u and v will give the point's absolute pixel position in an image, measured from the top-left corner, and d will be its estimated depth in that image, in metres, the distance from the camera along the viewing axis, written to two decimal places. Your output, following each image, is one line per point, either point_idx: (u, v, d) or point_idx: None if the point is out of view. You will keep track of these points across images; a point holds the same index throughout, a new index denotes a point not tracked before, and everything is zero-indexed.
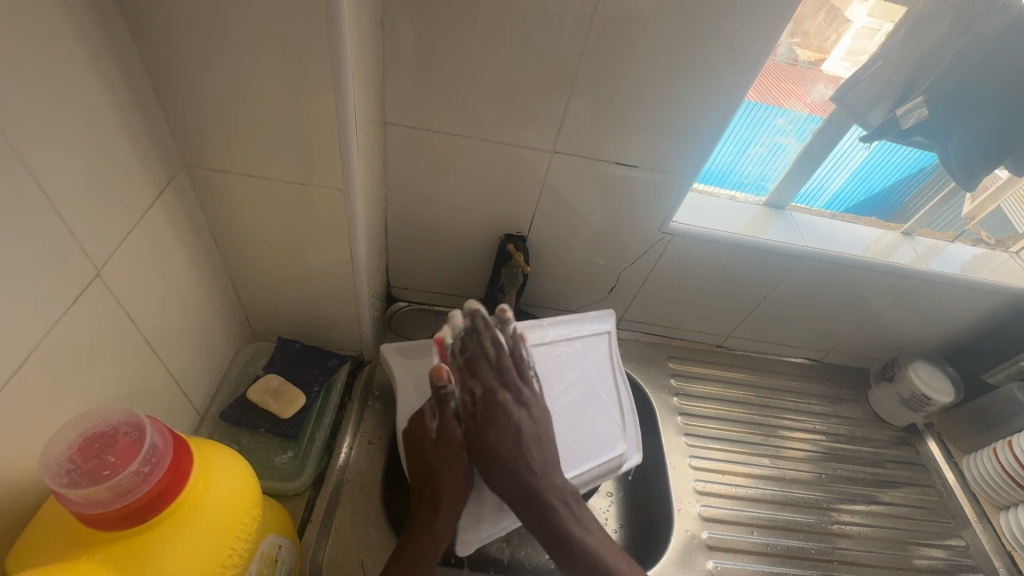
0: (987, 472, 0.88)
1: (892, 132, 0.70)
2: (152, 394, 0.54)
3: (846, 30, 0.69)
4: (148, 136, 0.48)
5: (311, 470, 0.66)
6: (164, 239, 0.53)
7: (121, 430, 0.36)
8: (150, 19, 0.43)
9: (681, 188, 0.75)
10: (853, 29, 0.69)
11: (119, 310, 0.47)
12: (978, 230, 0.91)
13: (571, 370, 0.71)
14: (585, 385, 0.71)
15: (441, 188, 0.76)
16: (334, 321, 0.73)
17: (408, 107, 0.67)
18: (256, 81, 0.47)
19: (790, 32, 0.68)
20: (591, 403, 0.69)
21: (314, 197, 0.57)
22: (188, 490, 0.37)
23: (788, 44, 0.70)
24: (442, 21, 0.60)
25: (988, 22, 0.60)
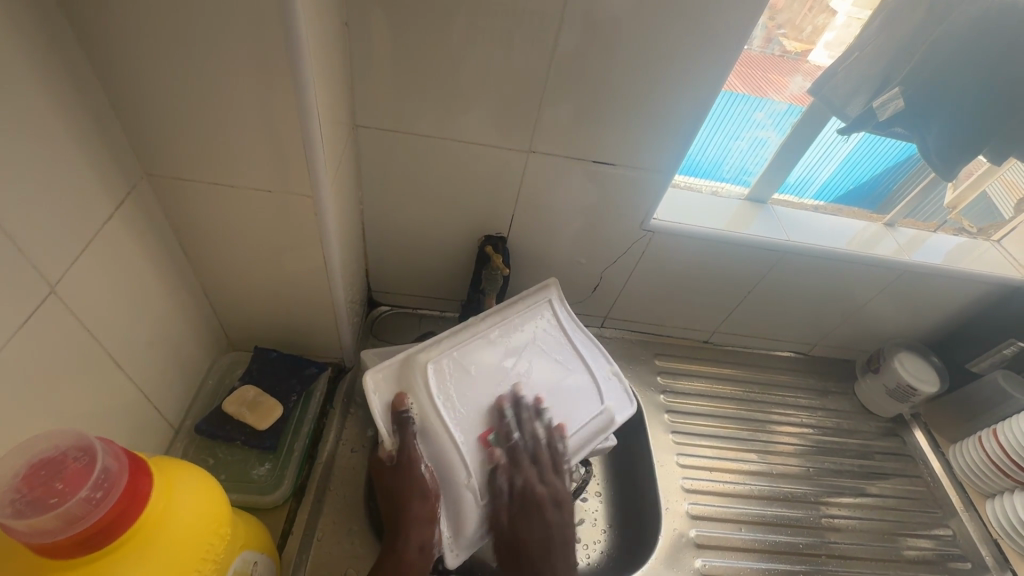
0: (972, 461, 0.89)
1: (870, 123, 0.70)
2: (119, 411, 0.53)
3: (830, 22, 0.69)
4: (102, 146, 0.46)
5: (290, 482, 0.65)
6: (126, 252, 0.51)
7: (71, 454, 0.34)
8: (98, 26, 0.42)
9: (660, 185, 0.74)
10: (838, 20, 0.68)
11: (80, 327, 0.46)
12: (960, 219, 0.91)
13: (523, 349, 0.67)
14: (548, 354, 0.68)
15: (418, 191, 0.75)
16: (312, 328, 0.72)
17: (379, 109, 0.66)
18: (213, 86, 0.46)
19: (775, 20, 0.67)
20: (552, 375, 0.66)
21: (282, 204, 0.56)
22: (149, 513, 0.36)
23: (776, 36, 0.69)
24: (409, 20, 0.58)
25: (963, 9, 0.60)
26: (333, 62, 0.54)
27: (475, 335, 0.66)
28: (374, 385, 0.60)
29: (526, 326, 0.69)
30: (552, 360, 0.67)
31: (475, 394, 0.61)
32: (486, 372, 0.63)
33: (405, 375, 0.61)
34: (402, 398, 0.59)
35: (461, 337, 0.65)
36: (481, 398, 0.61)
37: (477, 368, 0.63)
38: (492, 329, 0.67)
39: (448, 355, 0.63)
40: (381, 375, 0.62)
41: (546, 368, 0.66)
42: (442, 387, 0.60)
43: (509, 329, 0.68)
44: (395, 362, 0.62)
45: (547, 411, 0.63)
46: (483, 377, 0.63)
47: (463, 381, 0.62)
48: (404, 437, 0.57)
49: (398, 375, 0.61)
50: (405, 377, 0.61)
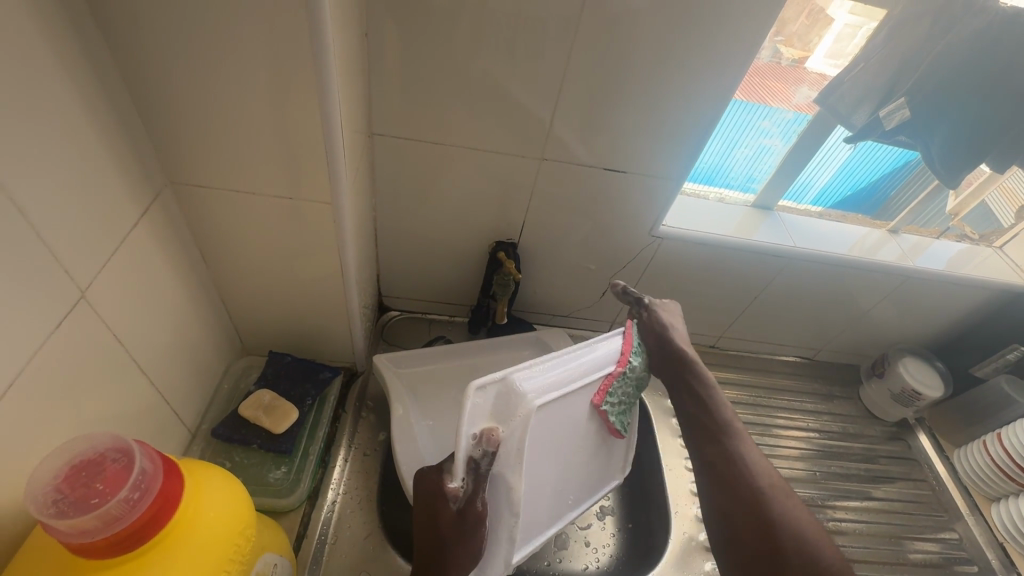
0: (977, 465, 0.89)
1: (876, 132, 0.71)
2: (141, 413, 0.53)
3: (828, 31, 0.69)
4: (129, 153, 0.47)
5: (305, 486, 0.65)
6: (149, 257, 0.52)
7: (109, 456, 0.35)
8: (128, 35, 0.42)
9: (670, 192, 0.75)
10: (836, 29, 0.69)
11: (105, 331, 0.47)
12: (962, 226, 0.93)
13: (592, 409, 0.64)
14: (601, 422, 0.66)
15: (430, 197, 0.76)
16: (326, 333, 0.73)
17: (394, 117, 0.67)
18: (238, 94, 0.47)
19: (774, 32, 0.68)
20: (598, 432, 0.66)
21: (303, 210, 0.56)
22: (179, 512, 0.36)
23: (771, 44, 0.70)
24: (426, 28, 0.59)
25: (965, 25, 0.61)
26: (353, 71, 0.55)
27: (567, 376, 0.58)
28: (471, 409, 0.49)
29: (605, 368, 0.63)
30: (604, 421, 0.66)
31: (541, 447, 0.57)
32: (557, 425, 0.58)
33: (509, 408, 0.51)
34: (492, 434, 0.49)
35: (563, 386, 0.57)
36: (542, 453, 0.58)
37: (553, 420, 0.57)
38: (578, 369, 0.59)
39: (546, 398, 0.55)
40: (482, 394, 0.50)
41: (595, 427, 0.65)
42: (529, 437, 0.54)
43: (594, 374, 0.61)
44: (498, 383, 0.51)
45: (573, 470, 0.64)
46: (554, 430, 0.58)
47: (540, 432, 0.56)
48: (478, 483, 0.50)
49: (500, 404, 0.51)
50: (508, 413, 0.51)
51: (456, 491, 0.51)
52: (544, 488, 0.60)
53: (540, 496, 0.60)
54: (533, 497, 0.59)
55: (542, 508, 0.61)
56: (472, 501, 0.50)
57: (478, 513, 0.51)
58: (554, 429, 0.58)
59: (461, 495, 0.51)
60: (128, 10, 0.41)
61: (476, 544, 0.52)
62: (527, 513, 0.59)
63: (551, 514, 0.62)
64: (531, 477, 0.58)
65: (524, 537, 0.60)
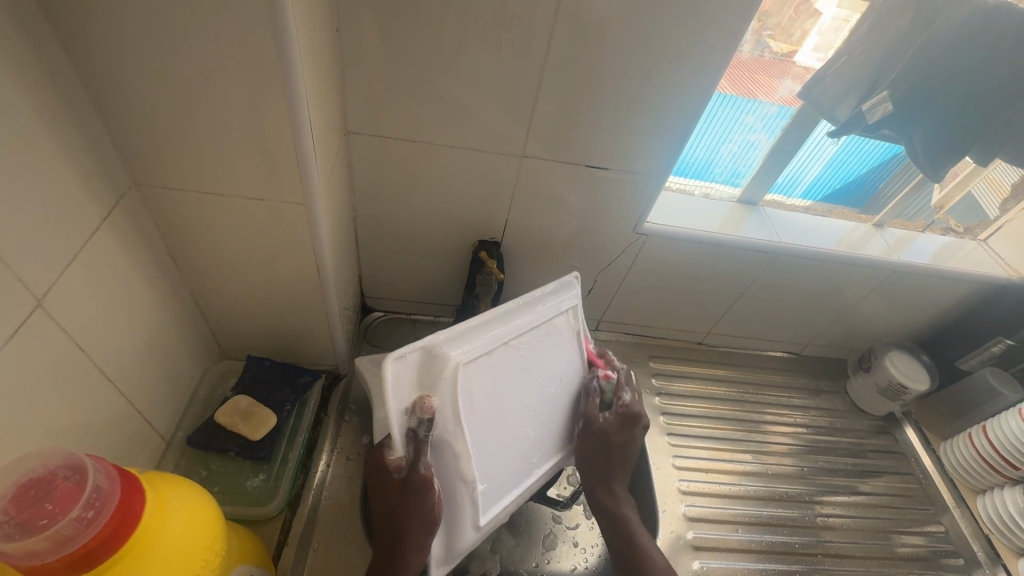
0: (963, 457, 0.90)
1: (858, 127, 0.70)
2: (109, 424, 0.52)
3: (813, 25, 0.69)
4: (88, 155, 0.45)
5: (285, 493, 0.64)
6: (114, 262, 0.50)
7: (60, 474, 0.33)
8: (81, 31, 0.41)
9: (654, 189, 0.74)
10: (821, 23, 0.69)
11: (67, 341, 0.45)
12: (947, 219, 0.93)
13: (539, 363, 0.61)
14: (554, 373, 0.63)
15: (411, 196, 0.75)
16: (306, 337, 0.71)
17: (371, 114, 0.65)
18: (202, 92, 0.45)
19: (761, 23, 0.67)
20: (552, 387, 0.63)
21: (276, 212, 0.55)
22: (143, 528, 0.35)
23: (759, 36, 0.68)
24: (400, 23, 0.58)
25: (948, 15, 0.61)
26: (325, 69, 0.53)
27: (495, 336, 0.57)
28: (393, 380, 0.49)
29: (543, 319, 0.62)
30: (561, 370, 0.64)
31: (488, 407, 0.56)
32: (495, 388, 0.56)
33: (432, 376, 0.51)
34: (425, 401, 0.50)
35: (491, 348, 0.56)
36: (494, 413, 0.56)
37: (493, 378, 0.56)
38: (508, 329, 0.58)
39: (475, 356, 0.54)
40: (404, 363, 0.50)
41: (553, 381, 0.63)
42: (463, 399, 0.53)
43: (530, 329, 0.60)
44: (418, 349, 0.51)
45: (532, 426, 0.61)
46: (492, 389, 0.56)
47: (480, 395, 0.55)
48: (418, 451, 0.50)
49: (421, 376, 0.51)
50: (431, 378, 0.51)
51: (398, 461, 0.51)
52: (511, 446, 0.58)
53: (507, 455, 0.58)
54: (497, 458, 0.57)
55: (511, 468, 0.59)
56: (416, 468, 0.50)
57: (423, 477, 0.51)
58: (497, 387, 0.56)
59: (404, 463, 0.51)
60: (80, 6, 0.39)
61: (429, 509, 0.51)
62: (497, 476, 0.57)
63: (523, 473, 0.60)
64: (484, 440, 0.56)
65: (497, 499, 0.58)
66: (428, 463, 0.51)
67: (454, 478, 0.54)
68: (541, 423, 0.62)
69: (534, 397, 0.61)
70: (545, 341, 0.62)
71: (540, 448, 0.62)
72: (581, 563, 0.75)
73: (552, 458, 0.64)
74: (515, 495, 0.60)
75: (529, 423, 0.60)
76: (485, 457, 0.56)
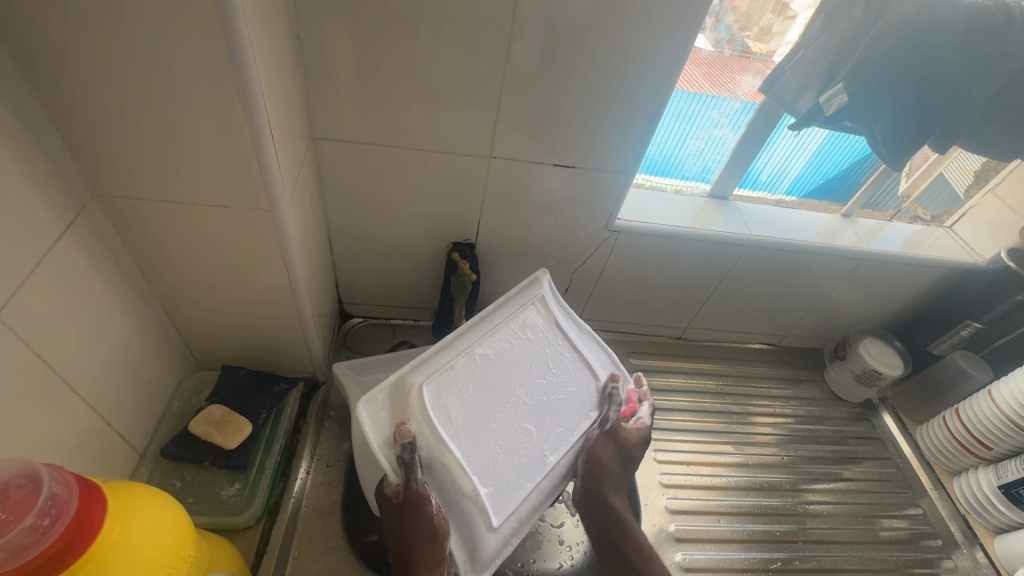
0: (939, 440, 0.91)
1: (819, 118, 0.71)
2: (77, 437, 0.51)
3: (792, 25, 0.70)
4: (45, 166, 0.45)
5: (261, 501, 0.64)
6: (77, 275, 0.50)
7: (12, 483, 0.32)
8: (32, 44, 0.41)
9: (623, 185, 0.75)
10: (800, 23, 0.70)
11: (28, 353, 0.45)
12: (914, 207, 0.95)
13: (517, 359, 0.64)
14: (540, 362, 0.65)
15: (382, 201, 0.75)
16: (280, 345, 0.71)
17: (338, 121, 0.66)
18: (158, 101, 0.45)
19: (740, 23, 0.70)
20: (543, 376, 0.64)
21: (242, 219, 0.55)
22: (104, 537, 0.35)
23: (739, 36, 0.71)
24: (360, 29, 0.58)
25: (896, 8, 0.62)
26: (285, 74, 0.54)
27: (455, 354, 0.62)
28: (369, 417, 0.55)
29: (506, 319, 0.66)
30: (546, 357, 0.66)
31: (472, 415, 0.58)
32: (472, 394, 0.60)
33: (402, 404, 0.57)
34: (402, 428, 0.54)
35: (453, 362, 0.61)
36: (480, 417, 0.59)
37: (470, 390, 0.60)
38: (469, 342, 0.63)
39: (438, 374, 0.60)
40: (375, 403, 0.56)
41: (538, 369, 0.64)
42: (439, 416, 0.57)
43: (493, 336, 0.64)
44: (385, 388, 0.57)
45: (532, 414, 0.61)
46: (470, 395, 0.60)
47: (458, 404, 0.58)
48: (409, 472, 0.54)
49: (390, 409, 0.57)
50: (399, 408, 0.57)
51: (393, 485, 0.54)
52: (511, 442, 0.59)
53: (509, 451, 0.58)
54: (500, 461, 0.58)
55: (519, 463, 0.58)
56: (410, 488, 0.53)
57: (418, 494, 0.54)
58: (474, 392, 0.60)
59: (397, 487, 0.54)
60: (29, 18, 0.39)
61: (429, 519, 0.54)
62: (501, 478, 0.57)
63: (536, 467, 0.59)
64: (475, 445, 0.57)
65: (514, 498, 0.57)
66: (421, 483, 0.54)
67: (456, 491, 0.56)
68: (540, 415, 0.62)
69: (523, 389, 0.62)
70: (516, 336, 0.65)
71: (550, 437, 0.61)
72: (566, 560, 0.75)
73: (568, 447, 0.62)
74: (532, 490, 0.58)
75: (528, 416, 0.61)
76: (484, 462, 0.57)
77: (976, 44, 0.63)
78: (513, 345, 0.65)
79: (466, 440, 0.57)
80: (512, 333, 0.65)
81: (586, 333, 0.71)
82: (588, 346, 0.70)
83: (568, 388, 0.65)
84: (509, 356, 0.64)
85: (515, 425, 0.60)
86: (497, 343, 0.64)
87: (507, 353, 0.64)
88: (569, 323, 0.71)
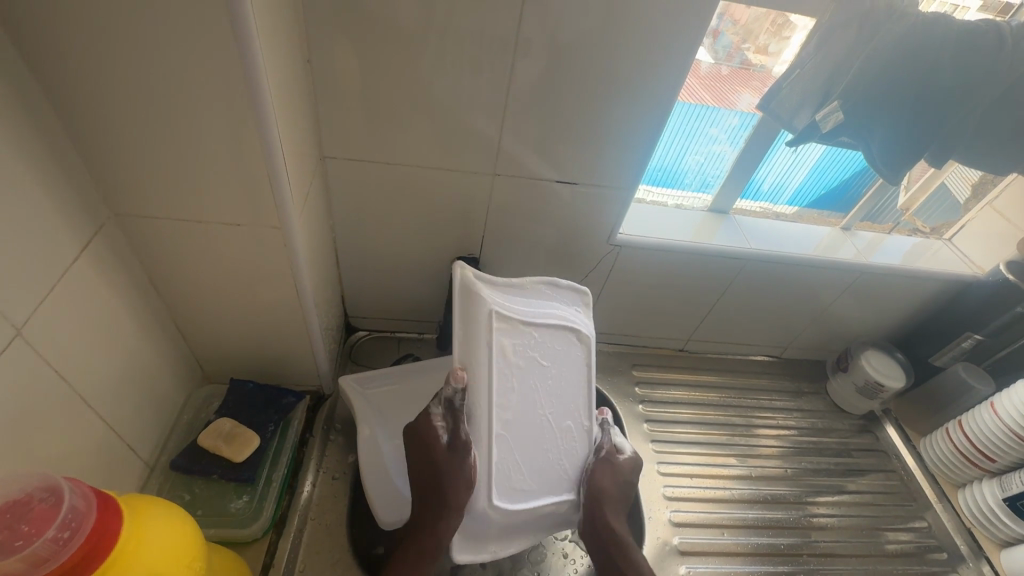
0: (943, 453, 0.91)
1: (815, 135, 0.73)
2: (90, 450, 0.52)
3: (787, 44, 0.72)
4: (66, 187, 0.47)
5: (269, 514, 0.64)
6: (94, 291, 0.51)
7: (36, 496, 0.34)
8: (59, 72, 0.43)
9: (624, 200, 0.76)
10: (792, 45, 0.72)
11: (46, 368, 0.46)
12: (914, 220, 0.96)
13: (525, 356, 0.61)
14: (542, 345, 0.62)
15: (388, 217, 0.77)
16: (288, 359, 0.72)
17: (346, 140, 0.68)
18: (175, 124, 0.47)
19: (739, 38, 0.71)
20: (546, 356, 0.62)
21: (254, 236, 0.57)
22: (120, 548, 0.36)
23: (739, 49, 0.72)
24: (368, 52, 0.60)
25: (888, 29, 0.63)
26: (296, 97, 0.56)
27: (482, 399, 0.57)
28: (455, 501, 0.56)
29: (481, 356, 0.58)
30: (529, 350, 0.61)
31: (530, 467, 0.60)
32: (515, 424, 0.59)
33: (479, 526, 0.58)
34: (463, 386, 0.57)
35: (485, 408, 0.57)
36: (533, 457, 0.60)
37: (512, 423, 0.59)
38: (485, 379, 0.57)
39: (485, 429, 0.57)
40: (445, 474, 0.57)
41: (544, 354, 0.62)
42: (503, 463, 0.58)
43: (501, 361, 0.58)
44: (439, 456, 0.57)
45: (558, 394, 0.63)
46: (516, 428, 0.59)
47: (519, 473, 0.59)
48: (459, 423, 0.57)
49: (462, 538, 0.59)
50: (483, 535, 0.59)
51: (441, 428, 0.59)
52: (555, 427, 0.62)
53: (557, 436, 0.62)
54: (555, 449, 0.62)
55: (574, 447, 0.64)
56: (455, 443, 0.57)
57: (464, 440, 0.57)
58: (518, 449, 0.59)
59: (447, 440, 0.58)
60: (57, 48, 0.41)
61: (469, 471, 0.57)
62: (562, 460, 0.62)
63: (579, 432, 0.64)
64: (545, 478, 0.61)
65: (576, 467, 0.63)
66: (469, 433, 0.57)
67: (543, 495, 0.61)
68: (560, 389, 0.63)
69: (539, 377, 0.61)
70: (497, 362, 0.58)
71: (573, 408, 0.64)
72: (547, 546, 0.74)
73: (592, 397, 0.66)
74: (583, 450, 0.64)
75: (554, 398, 0.63)
76: (547, 460, 0.61)
77: (966, 63, 0.64)
78: (502, 381, 0.59)
79: (528, 463, 0.60)
80: (512, 340, 0.60)
81: (541, 281, 0.66)
82: (547, 300, 0.65)
83: (571, 347, 0.65)
84: (506, 388, 0.59)
85: (549, 410, 0.62)
86: (507, 365, 0.59)
87: (504, 387, 0.59)
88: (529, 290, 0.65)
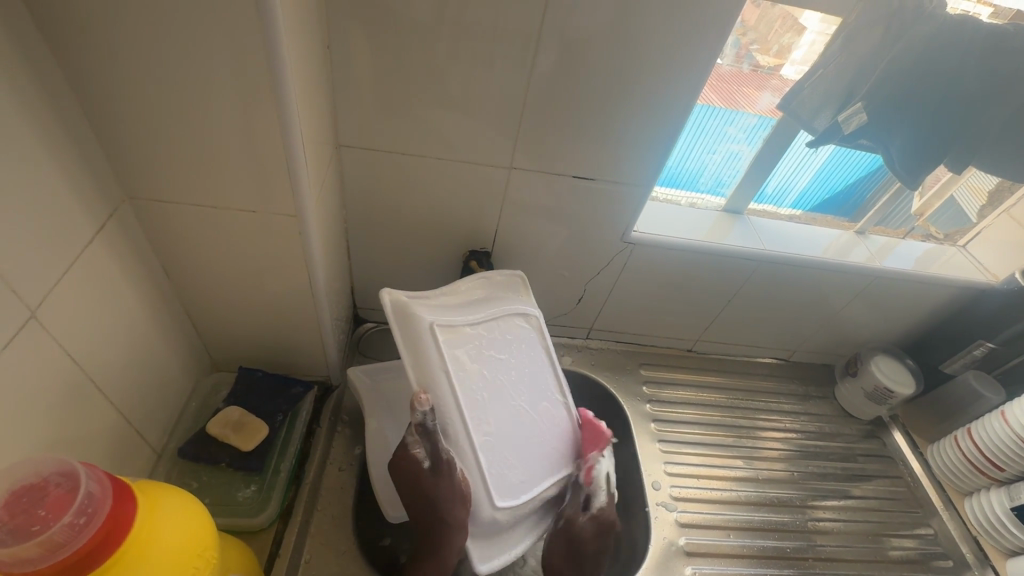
0: (951, 461, 0.91)
1: (837, 137, 0.72)
2: (100, 435, 0.52)
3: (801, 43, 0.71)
4: (82, 170, 0.47)
5: (276, 504, 0.64)
6: (106, 275, 0.51)
7: (52, 480, 0.35)
8: (77, 51, 0.42)
9: (640, 198, 0.76)
10: (807, 44, 0.71)
11: (59, 352, 0.46)
12: (927, 226, 0.95)
13: (476, 357, 0.61)
14: (488, 343, 0.63)
15: (401, 208, 0.76)
16: (297, 349, 0.72)
17: (362, 130, 0.67)
18: (193, 109, 0.46)
19: (750, 39, 0.70)
20: (497, 351, 0.63)
21: (269, 224, 0.56)
22: (136, 532, 0.36)
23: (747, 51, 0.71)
24: (388, 40, 0.60)
25: (916, 30, 0.63)
26: (315, 84, 0.55)
27: (447, 415, 0.56)
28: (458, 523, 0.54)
29: (437, 371, 0.57)
30: (481, 350, 0.61)
31: (520, 460, 0.59)
32: (493, 425, 0.58)
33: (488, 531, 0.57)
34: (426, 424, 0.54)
35: (455, 422, 0.56)
36: (522, 446, 0.60)
37: (490, 424, 0.58)
38: (445, 395, 0.56)
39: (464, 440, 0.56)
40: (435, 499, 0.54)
41: (494, 351, 0.63)
42: (492, 465, 0.57)
43: (454, 372, 0.58)
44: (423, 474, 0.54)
45: (522, 382, 0.63)
46: (495, 428, 0.58)
47: (513, 469, 0.59)
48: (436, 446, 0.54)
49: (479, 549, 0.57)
50: (495, 539, 0.58)
51: (420, 454, 0.55)
52: (532, 412, 0.62)
53: (537, 420, 0.63)
54: (540, 431, 0.62)
55: (557, 425, 0.64)
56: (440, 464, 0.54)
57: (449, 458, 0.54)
58: (504, 445, 0.59)
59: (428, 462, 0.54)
60: (78, 27, 0.41)
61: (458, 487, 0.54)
62: (551, 440, 0.63)
63: (554, 412, 0.65)
64: (539, 465, 0.61)
65: (563, 444, 0.64)
66: (450, 451, 0.55)
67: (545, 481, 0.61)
68: (522, 377, 0.63)
69: (496, 370, 0.61)
70: (453, 371, 0.58)
71: (543, 389, 0.65)
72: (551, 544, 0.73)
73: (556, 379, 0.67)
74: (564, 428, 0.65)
75: (520, 386, 0.63)
76: (537, 443, 0.61)
77: (992, 67, 0.63)
78: (465, 389, 0.58)
79: (517, 453, 0.59)
80: (455, 347, 0.59)
81: (474, 281, 0.69)
82: (487, 297, 0.68)
83: (519, 340, 0.66)
84: (473, 394, 0.58)
85: (520, 398, 0.62)
86: (461, 374, 0.58)
87: (471, 393, 0.58)
88: (466, 298, 0.67)
